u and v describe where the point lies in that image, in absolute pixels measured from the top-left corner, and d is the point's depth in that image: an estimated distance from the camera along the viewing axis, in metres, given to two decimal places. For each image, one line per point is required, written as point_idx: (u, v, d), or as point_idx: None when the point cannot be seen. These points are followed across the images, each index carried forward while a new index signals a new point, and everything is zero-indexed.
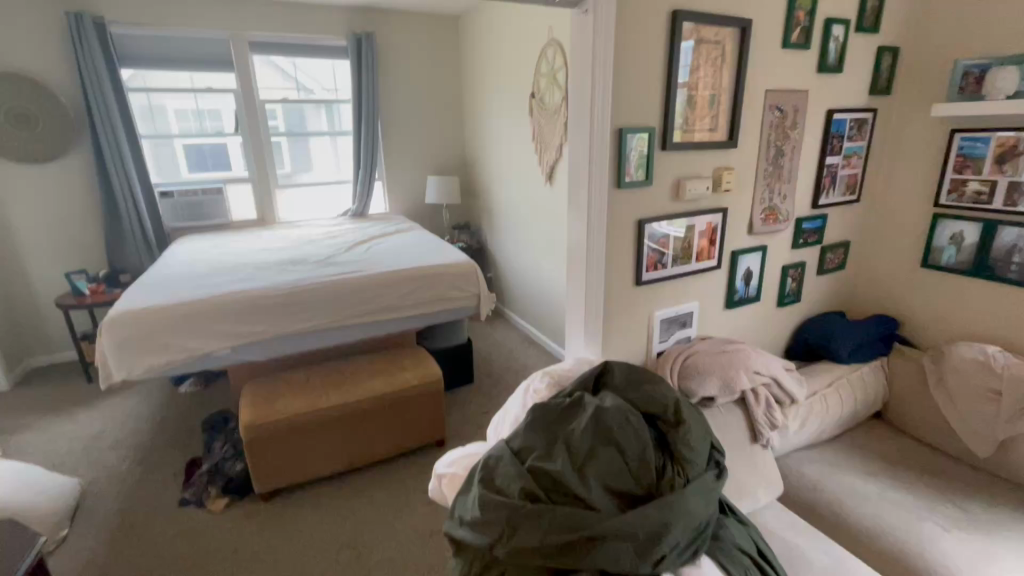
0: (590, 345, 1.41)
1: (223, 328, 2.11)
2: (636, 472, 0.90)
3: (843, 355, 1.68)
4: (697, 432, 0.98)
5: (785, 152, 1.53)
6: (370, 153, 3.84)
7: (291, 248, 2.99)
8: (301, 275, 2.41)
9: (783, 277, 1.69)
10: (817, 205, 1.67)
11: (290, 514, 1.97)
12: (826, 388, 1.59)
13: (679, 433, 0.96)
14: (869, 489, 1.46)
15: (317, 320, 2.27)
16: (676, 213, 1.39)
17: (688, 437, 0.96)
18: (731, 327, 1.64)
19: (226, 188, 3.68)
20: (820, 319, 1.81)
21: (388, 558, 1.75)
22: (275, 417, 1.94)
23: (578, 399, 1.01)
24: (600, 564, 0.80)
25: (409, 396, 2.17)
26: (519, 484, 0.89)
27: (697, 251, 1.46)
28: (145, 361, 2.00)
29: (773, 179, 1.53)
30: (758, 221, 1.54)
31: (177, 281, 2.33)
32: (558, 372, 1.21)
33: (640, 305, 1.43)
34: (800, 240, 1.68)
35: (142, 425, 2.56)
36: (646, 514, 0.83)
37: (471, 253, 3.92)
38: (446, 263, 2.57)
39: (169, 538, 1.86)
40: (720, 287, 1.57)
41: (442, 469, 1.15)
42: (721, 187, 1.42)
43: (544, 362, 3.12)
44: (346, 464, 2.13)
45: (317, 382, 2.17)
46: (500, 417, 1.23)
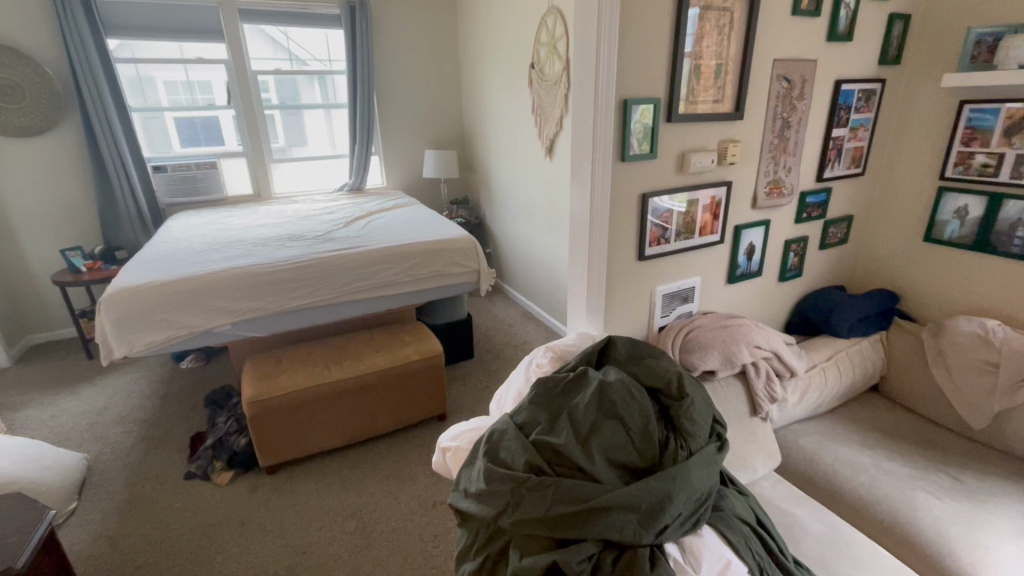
0: (592, 320, 1.41)
1: (223, 304, 2.10)
2: (639, 445, 0.91)
3: (843, 329, 1.69)
4: (700, 406, 0.99)
5: (791, 124, 1.50)
6: (366, 126, 3.77)
7: (288, 223, 2.96)
8: (299, 251, 2.39)
9: (786, 251, 1.69)
10: (822, 178, 1.65)
11: (295, 486, 2.00)
12: (825, 362, 1.60)
13: (683, 408, 0.96)
14: (865, 460, 1.48)
15: (316, 297, 2.26)
16: (680, 187, 1.37)
17: (691, 411, 0.96)
18: (732, 301, 1.64)
19: (220, 163, 3.62)
20: (820, 293, 1.81)
21: (392, 528, 1.79)
22: (278, 392, 1.96)
23: (581, 374, 1.01)
24: (604, 534, 0.81)
25: (410, 371, 2.18)
26: (524, 458, 0.90)
27: (700, 225, 1.44)
28: (146, 337, 2.00)
29: (778, 152, 1.51)
30: (762, 194, 1.52)
31: (174, 257, 2.31)
32: (561, 346, 1.21)
33: (642, 280, 1.42)
34: (803, 214, 1.66)
35: (144, 401, 2.58)
36: (649, 486, 0.84)
37: (470, 228, 3.89)
38: (446, 238, 2.55)
39: (177, 511, 1.89)
40: (723, 262, 1.56)
41: (446, 442, 1.16)
42: (726, 160, 1.40)
43: (543, 337, 3.14)
44: (348, 438, 2.15)
45: (318, 358, 2.17)
46: (503, 391, 1.24)
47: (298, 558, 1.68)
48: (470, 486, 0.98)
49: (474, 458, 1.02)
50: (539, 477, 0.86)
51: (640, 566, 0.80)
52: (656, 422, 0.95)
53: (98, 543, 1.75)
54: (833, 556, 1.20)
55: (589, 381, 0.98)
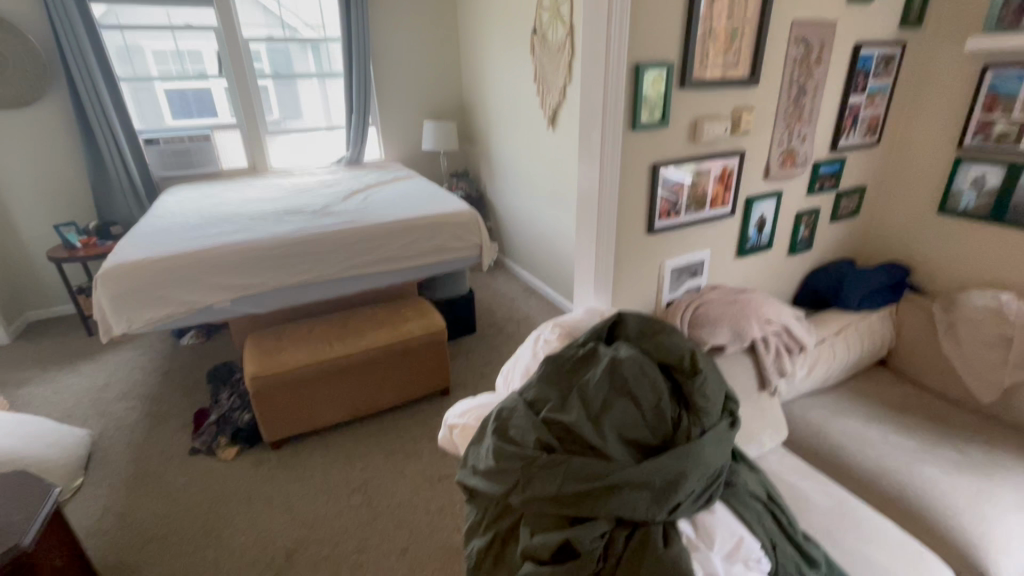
0: (600, 294, 1.38)
1: (221, 280, 2.06)
2: (651, 423, 0.90)
3: (853, 302, 1.66)
4: (713, 384, 0.96)
5: (807, 91, 1.44)
6: (362, 96, 3.66)
7: (286, 197, 2.90)
8: (297, 225, 2.34)
9: (797, 224, 1.65)
10: (836, 148, 1.60)
11: (300, 460, 2.01)
12: (834, 336, 1.58)
13: (695, 385, 0.94)
14: (872, 433, 1.48)
15: (316, 273, 2.23)
16: (692, 157, 1.32)
17: (704, 389, 0.94)
18: (741, 275, 1.61)
19: (213, 136, 3.52)
20: (830, 266, 1.78)
21: (398, 502, 1.80)
22: (280, 368, 1.94)
23: (592, 351, 0.99)
24: (617, 511, 0.80)
25: (413, 346, 2.17)
26: (534, 435, 0.88)
27: (711, 197, 1.40)
28: (144, 314, 1.97)
29: (792, 120, 1.45)
30: (775, 164, 1.47)
31: (171, 233, 2.26)
32: (569, 322, 1.19)
33: (651, 254, 1.39)
34: (816, 185, 1.62)
35: (146, 377, 2.57)
36: (662, 464, 0.83)
37: (470, 201, 3.83)
38: (447, 212, 2.50)
39: (183, 486, 1.90)
40: (733, 235, 1.52)
41: (453, 419, 1.15)
42: (740, 129, 1.35)
43: (545, 311, 3.12)
44: (352, 413, 2.15)
45: (320, 334, 2.15)
46: (510, 367, 1.22)
47: (306, 532, 1.69)
48: (478, 464, 0.97)
49: (482, 435, 1.01)
50: (549, 455, 0.85)
51: (654, 543, 0.79)
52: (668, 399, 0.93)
53: (107, 517, 1.77)
54: (841, 529, 1.20)
55: (600, 358, 0.96)
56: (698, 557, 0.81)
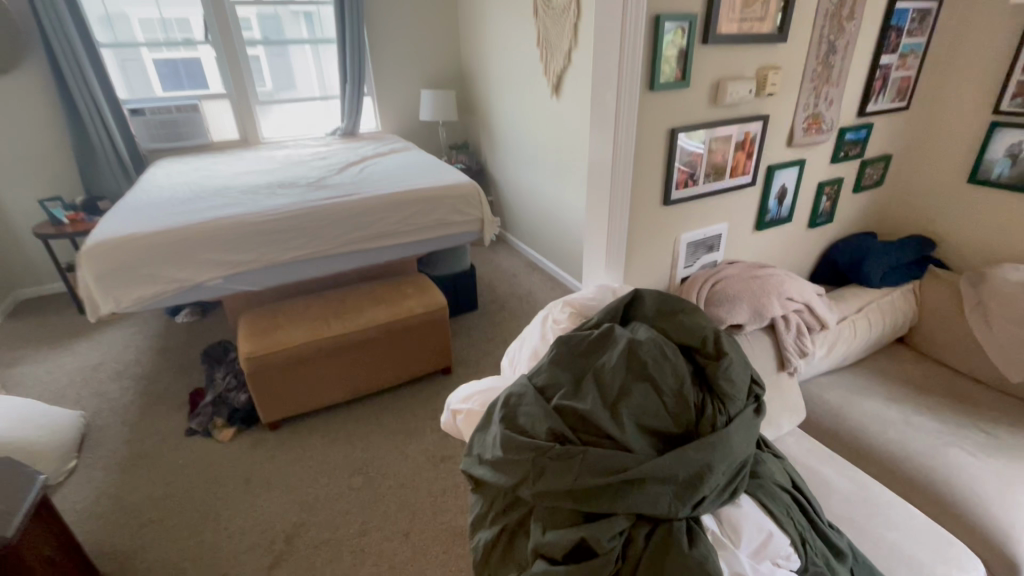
0: (611, 270, 1.30)
1: (212, 257, 1.98)
2: (672, 411, 0.83)
3: (875, 278, 1.58)
4: (739, 368, 0.89)
5: (837, 49, 1.33)
6: (357, 64, 3.50)
7: (278, 170, 2.78)
8: (290, 199, 2.24)
9: (819, 195, 1.55)
10: (864, 113, 1.49)
11: (298, 441, 1.96)
12: (856, 313, 1.51)
13: (721, 369, 0.87)
14: (893, 414, 1.42)
15: (311, 248, 2.14)
16: (712, 121, 1.22)
17: (730, 373, 0.87)
18: (759, 250, 1.53)
19: (202, 106, 3.36)
20: (851, 240, 1.69)
21: (400, 484, 1.76)
22: (276, 348, 1.87)
23: (607, 332, 0.91)
24: (637, 508, 0.74)
25: (413, 325, 2.10)
26: (546, 425, 0.81)
27: (732, 165, 1.30)
28: (132, 293, 1.89)
29: (820, 82, 1.34)
30: (800, 130, 1.37)
31: (158, 207, 2.16)
32: (580, 301, 1.11)
33: (666, 227, 1.30)
34: (840, 153, 1.52)
35: (140, 357, 2.50)
36: (686, 456, 0.76)
37: (470, 174, 3.70)
38: (446, 185, 2.39)
39: (180, 468, 1.85)
40: (752, 206, 1.43)
41: (456, 404, 1.08)
42: (765, 90, 1.24)
43: (548, 288, 3.04)
44: (351, 393, 2.09)
45: (316, 312, 2.07)
46: (517, 349, 1.14)
47: (307, 514, 1.65)
48: (484, 452, 0.91)
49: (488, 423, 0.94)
50: (562, 446, 0.78)
51: (677, 542, 0.73)
52: (691, 385, 0.85)
53: (102, 501, 1.72)
54: (864, 515, 1.15)
55: (617, 340, 0.88)
56: (725, 556, 0.75)
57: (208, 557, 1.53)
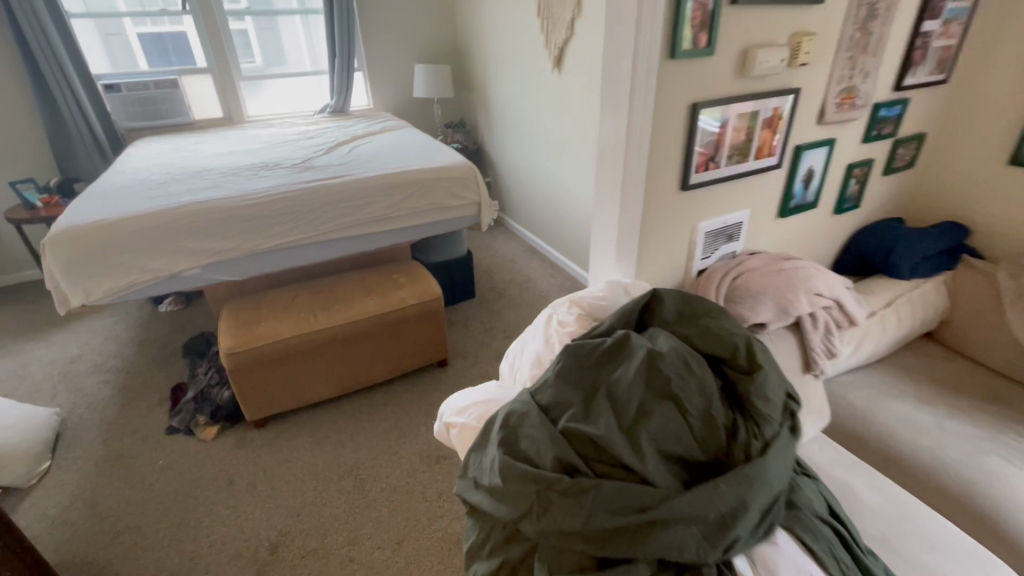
0: (622, 263, 1.17)
1: (189, 245, 1.84)
2: (700, 435, 0.71)
3: (904, 270, 1.46)
4: (775, 384, 0.77)
5: (877, 13, 1.18)
6: (346, 36, 3.30)
7: (262, 150, 2.62)
8: (273, 181, 2.09)
9: (847, 178, 1.42)
10: (900, 87, 1.35)
11: (286, 439, 1.86)
12: (884, 308, 1.39)
13: (754, 386, 0.75)
14: (923, 418, 1.31)
15: (296, 235, 2.00)
16: (738, 96, 1.08)
17: (765, 390, 0.75)
18: (781, 238, 1.40)
19: (183, 81, 3.17)
20: (877, 227, 1.56)
21: (393, 487, 1.66)
22: (259, 342, 1.76)
23: (622, 341, 0.79)
24: (661, 553, 0.63)
25: (407, 316, 1.97)
26: (552, 452, 0.70)
27: (758, 146, 1.17)
28: (103, 284, 1.76)
29: (856, 51, 1.20)
30: (832, 105, 1.23)
31: (131, 191, 2.02)
32: (588, 301, 0.99)
33: (683, 215, 1.17)
34: (872, 132, 1.38)
35: (121, 348, 2.39)
36: (718, 491, 0.65)
37: (466, 154, 3.54)
38: (441, 166, 2.24)
39: (160, 470, 1.75)
40: (777, 191, 1.30)
41: (450, 416, 0.97)
42: (797, 60, 1.10)
43: (548, 274, 2.92)
44: (342, 388, 1.98)
45: (302, 303, 1.95)
46: (517, 354, 1.03)
47: (293, 521, 1.56)
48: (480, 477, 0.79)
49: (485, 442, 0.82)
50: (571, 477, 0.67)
51: None
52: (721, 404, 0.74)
53: (76, 506, 1.63)
54: (895, 533, 1.05)
55: (634, 351, 0.76)
56: None
57: (187, 568, 1.43)
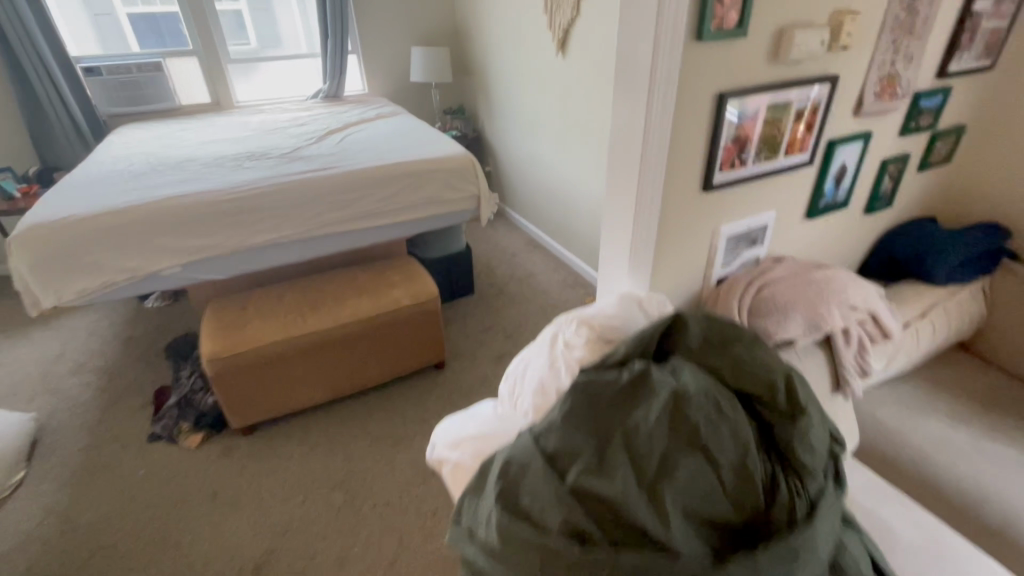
0: (635, 271, 1.05)
1: (167, 242, 1.72)
2: (733, 493, 0.61)
3: (939, 275, 1.34)
4: (820, 431, 0.67)
5: None
6: (340, 16, 3.13)
7: (250, 138, 2.48)
8: (259, 173, 1.96)
9: (881, 175, 1.29)
10: (944, 74, 1.21)
11: (274, 448, 1.76)
12: (918, 318, 1.28)
13: (797, 436, 0.65)
14: (960, 439, 1.21)
15: (282, 230, 1.87)
16: (770, 84, 0.95)
17: (810, 439, 0.65)
18: (808, 241, 1.28)
19: (167, 64, 3.02)
20: (910, 228, 1.44)
21: (385, 502, 1.57)
22: (244, 347, 1.65)
23: (642, 379, 0.68)
24: None
25: (401, 318, 1.86)
26: (559, 514, 0.59)
27: (789, 140, 1.04)
28: (76, 284, 1.65)
29: (901, 33, 1.06)
30: (871, 95, 1.10)
31: (107, 183, 1.89)
32: (598, 320, 0.88)
33: (703, 218, 1.05)
34: (911, 124, 1.24)
35: (103, 347, 2.28)
36: (756, 566, 0.55)
37: (466, 142, 3.40)
38: (437, 157, 2.10)
39: (140, 481, 1.66)
40: (806, 190, 1.17)
41: (443, 451, 0.86)
42: (838, 43, 0.96)
43: (551, 269, 2.80)
44: (333, 393, 1.88)
45: (290, 303, 1.83)
46: (518, 377, 0.92)
47: (279, 540, 1.46)
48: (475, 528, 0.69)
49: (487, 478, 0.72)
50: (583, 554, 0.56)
51: None
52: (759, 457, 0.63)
53: (49, 521, 1.54)
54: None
55: (657, 393, 0.65)
56: None
57: None
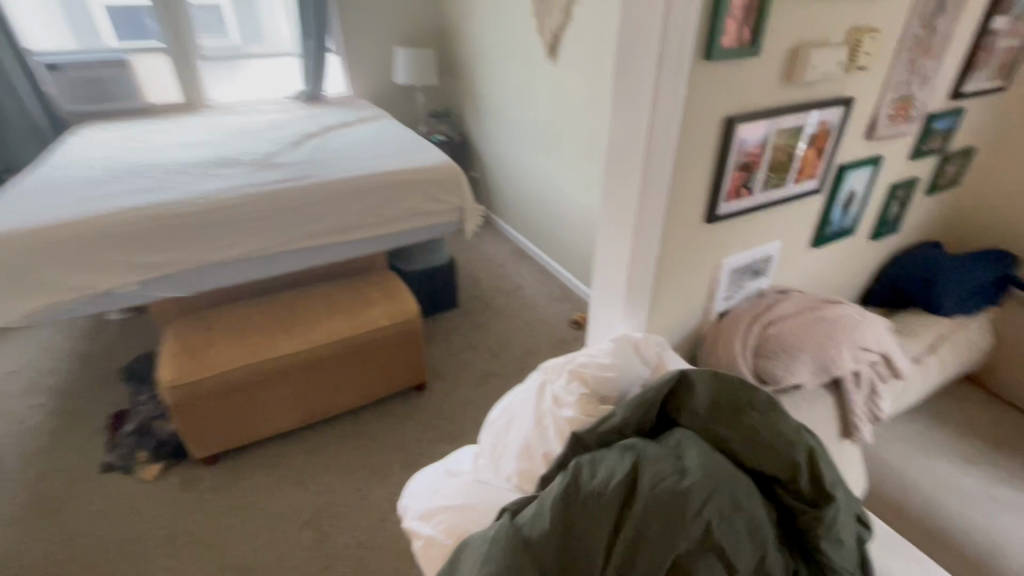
0: (632, 308, 0.96)
1: (124, 257, 1.58)
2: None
3: (947, 306, 1.27)
4: (844, 517, 0.60)
5: (948, 5, 0.96)
6: (320, 14, 3.00)
7: (223, 141, 2.34)
8: (227, 181, 1.83)
9: (889, 200, 1.21)
10: (958, 95, 1.14)
11: (240, 480, 1.64)
12: (926, 353, 1.21)
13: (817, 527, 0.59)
14: (971, 484, 1.13)
15: (252, 244, 1.75)
16: (783, 107, 0.86)
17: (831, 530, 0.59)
18: (813, 270, 1.20)
19: (136, 60, 2.86)
20: (915, 254, 1.37)
21: (358, 542, 1.45)
22: (206, 372, 1.52)
23: (648, 463, 0.58)
24: None
25: (379, 339, 1.74)
26: None
27: (799, 167, 0.95)
28: (21, 303, 1.51)
29: (919, 53, 0.98)
30: (885, 118, 1.02)
31: (60, 191, 1.75)
32: (591, 371, 0.78)
33: (706, 250, 0.96)
34: (922, 147, 1.17)
35: (60, 363, 2.13)
36: None
37: (452, 147, 3.29)
38: (420, 166, 1.99)
39: (90, 517, 1.52)
40: (813, 218, 1.09)
41: (415, 520, 0.76)
42: (855, 62, 0.88)
43: (539, 282, 2.70)
44: (305, 418, 1.76)
45: (260, 322, 1.71)
46: (502, 430, 0.83)
47: None
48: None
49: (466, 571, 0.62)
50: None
51: None
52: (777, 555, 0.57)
53: None
54: None
55: (664, 485, 0.56)
56: None
57: None
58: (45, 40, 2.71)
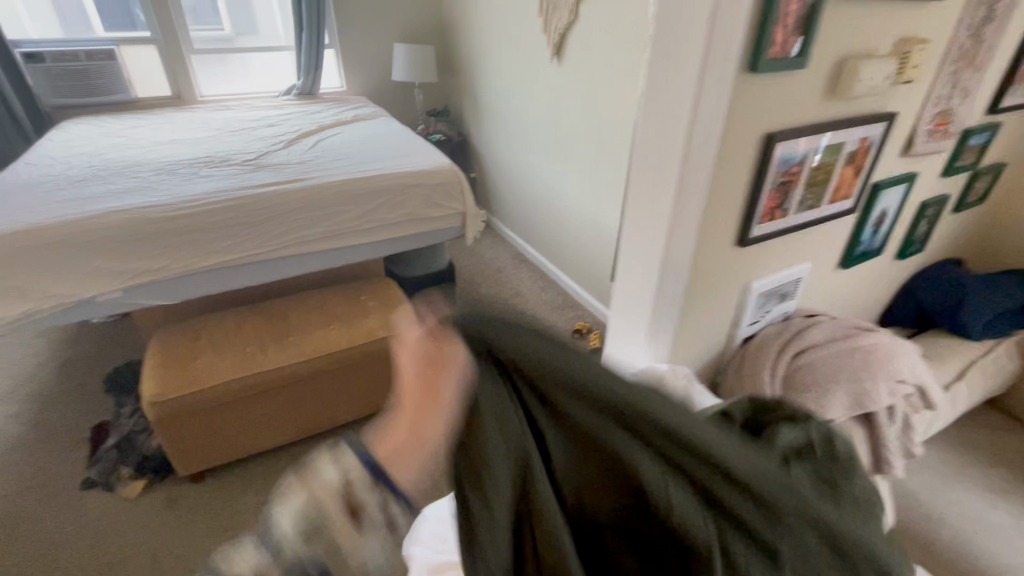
0: (653, 335, 0.89)
1: (106, 263, 1.49)
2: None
3: (976, 329, 1.21)
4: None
5: (995, 15, 0.90)
6: (316, 8, 2.90)
7: (214, 139, 2.25)
8: (217, 183, 1.74)
9: (918, 218, 1.15)
10: (996, 109, 1.08)
11: (227, 499, 1.55)
12: (954, 380, 1.15)
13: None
14: (1003, 519, 1.08)
15: (243, 249, 1.66)
16: (824, 123, 0.79)
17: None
18: (839, 291, 1.13)
19: (123, 52, 2.75)
20: (940, 273, 1.31)
21: None
22: (192, 387, 1.43)
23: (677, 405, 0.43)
24: None
25: (376, 351, 1.66)
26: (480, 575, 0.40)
27: (835, 186, 0.89)
28: None
29: (963, 65, 0.92)
30: (924, 133, 0.95)
31: (38, 191, 1.65)
32: None
33: (734, 274, 0.89)
34: (956, 163, 1.11)
35: (39, 370, 2.03)
36: None
37: (451, 148, 3.20)
38: (420, 169, 1.91)
39: (66, 539, 1.43)
40: (842, 239, 1.03)
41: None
42: (902, 76, 0.82)
43: (540, 288, 2.63)
44: (297, 433, 1.68)
45: (250, 332, 1.62)
46: None
47: None
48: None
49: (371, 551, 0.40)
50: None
51: None
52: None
53: None
54: None
55: (866, 530, 0.42)
56: None
57: None
58: (33, 28, 2.65)
